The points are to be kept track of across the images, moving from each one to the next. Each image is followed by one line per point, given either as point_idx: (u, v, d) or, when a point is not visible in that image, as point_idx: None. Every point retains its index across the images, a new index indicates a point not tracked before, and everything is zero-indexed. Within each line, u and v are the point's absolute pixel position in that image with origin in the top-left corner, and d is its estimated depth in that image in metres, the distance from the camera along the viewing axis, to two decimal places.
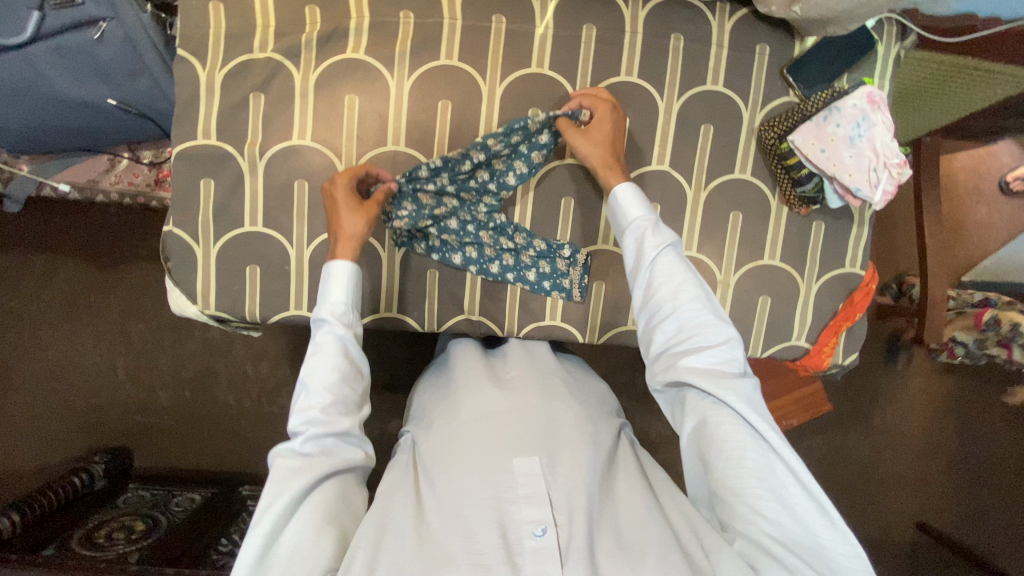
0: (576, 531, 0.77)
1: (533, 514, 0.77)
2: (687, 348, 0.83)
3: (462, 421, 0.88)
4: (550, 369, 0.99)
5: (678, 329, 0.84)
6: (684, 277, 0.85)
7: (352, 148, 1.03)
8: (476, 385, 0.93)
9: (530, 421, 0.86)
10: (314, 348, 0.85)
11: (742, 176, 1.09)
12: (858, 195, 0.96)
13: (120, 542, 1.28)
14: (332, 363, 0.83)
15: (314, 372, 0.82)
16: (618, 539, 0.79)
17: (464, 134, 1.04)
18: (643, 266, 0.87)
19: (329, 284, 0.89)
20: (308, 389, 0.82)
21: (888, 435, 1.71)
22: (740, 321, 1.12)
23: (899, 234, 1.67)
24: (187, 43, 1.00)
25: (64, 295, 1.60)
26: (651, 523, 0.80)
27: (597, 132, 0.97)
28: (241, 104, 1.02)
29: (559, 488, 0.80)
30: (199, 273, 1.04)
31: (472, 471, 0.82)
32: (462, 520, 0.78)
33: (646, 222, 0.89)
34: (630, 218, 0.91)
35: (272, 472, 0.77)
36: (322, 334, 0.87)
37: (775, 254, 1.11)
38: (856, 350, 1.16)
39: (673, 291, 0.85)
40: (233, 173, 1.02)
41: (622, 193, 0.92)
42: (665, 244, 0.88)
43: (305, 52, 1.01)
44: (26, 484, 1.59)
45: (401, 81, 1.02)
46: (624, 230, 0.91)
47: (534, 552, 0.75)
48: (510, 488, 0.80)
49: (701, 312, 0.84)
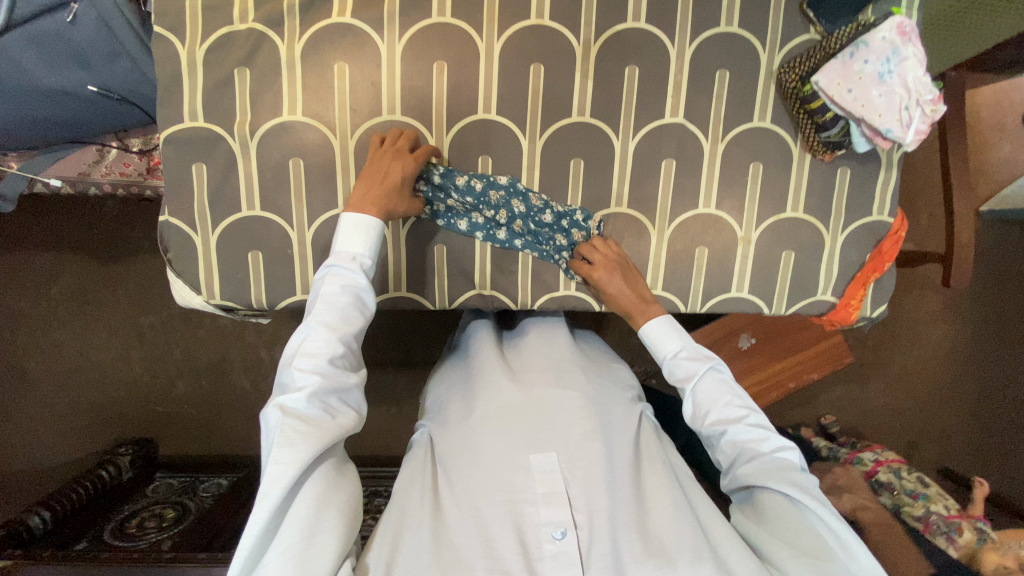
0: (598, 536, 0.75)
1: (552, 516, 0.75)
2: (749, 461, 0.82)
3: (475, 422, 0.84)
4: (566, 355, 0.95)
5: (735, 447, 0.83)
6: (727, 397, 0.87)
7: (346, 120, 0.97)
8: (492, 377, 0.89)
9: (547, 420, 0.82)
10: (329, 292, 0.80)
11: (761, 124, 1.02)
12: (889, 136, 0.90)
13: (152, 530, 1.29)
14: (352, 319, 0.79)
15: (330, 320, 0.77)
16: (646, 539, 0.77)
17: (463, 98, 0.98)
18: (687, 393, 0.89)
19: (349, 232, 0.84)
20: (318, 336, 0.76)
21: (912, 383, 1.68)
22: (763, 279, 1.08)
23: (922, 177, 1.60)
24: (163, 18, 0.94)
25: (71, 292, 1.59)
26: (683, 523, 0.77)
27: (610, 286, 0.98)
28: (226, 80, 0.96)
29: (578, 484, 0.78)
30: (202, 262, 1.01)
31: (486, 475, 0.79)
32: (481, 529, 0.76)
33: (679, 355, 0.92)
34: (663, 353, 0.93)
35: (276, 431, 0.69)
36: (338, 279, 0.81)
37: (798, 206, 1.05)
38: (885, 302, 1.11)
39: (721, 412, 0.86)
40: (226, 156, 0.98)
41: (651, 330, 0.95)
42: (703, 369, 0.89)
43: (288, 20, 0.95)
44: (55, 478, 1.61)
45: (393, 44, 0.96)
46: (661, 363, 0.94)
47: (555, 557, 0.74)
48: (526, 488, 0.77)
49: (750, 426, 0.84)
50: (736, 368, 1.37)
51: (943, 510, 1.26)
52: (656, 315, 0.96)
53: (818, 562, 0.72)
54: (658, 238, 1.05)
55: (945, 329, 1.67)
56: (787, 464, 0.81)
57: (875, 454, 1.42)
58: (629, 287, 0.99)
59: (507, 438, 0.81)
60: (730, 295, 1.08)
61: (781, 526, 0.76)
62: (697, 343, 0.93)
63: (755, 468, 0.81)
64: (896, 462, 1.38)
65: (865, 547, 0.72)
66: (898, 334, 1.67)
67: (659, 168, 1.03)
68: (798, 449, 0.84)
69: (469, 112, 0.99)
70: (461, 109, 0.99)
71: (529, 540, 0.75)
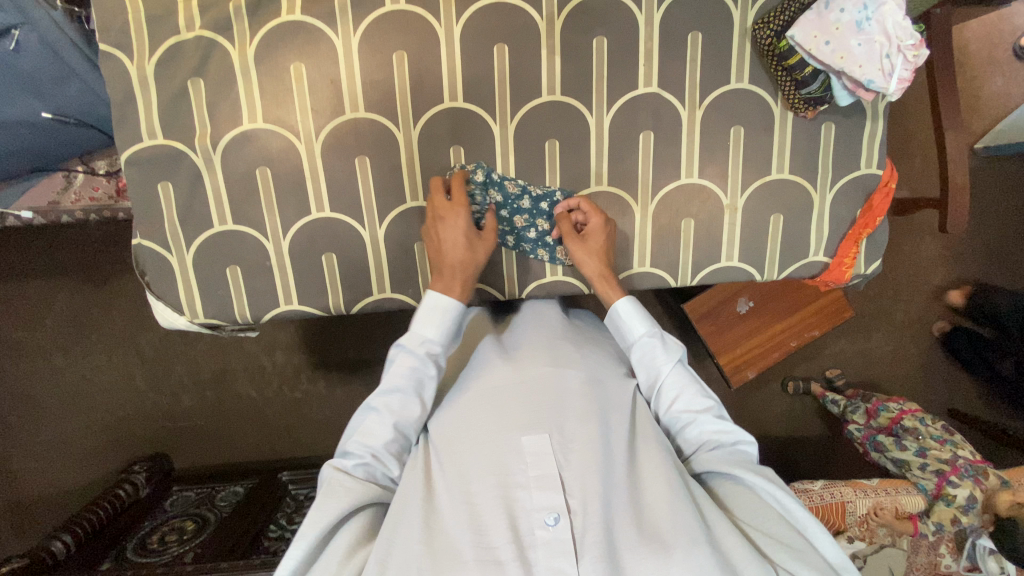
0: (592, 522, 0.71)
1: (545, 501, 0.73)
2: (708, 450, 0.86)
3: (472, 403, 0.84)
4: (561, 338, 0.94)
5: (700, 436, 0.87)
6: (695, 390, 0.89)
7: (309, 122, 0.94)
8: (489, 363, 0.89)
9: (541, 402, 0.81)
10: (395, 374, 0.84)
11: (739, 85, 0.99)
12: (871, 87, 0.87)
13: (173, 543, 1.31)
14: (407, 406, 0.84)
15: (390, 404, 0.83)
16: (641, 526, 0.73)
17: (427, 86, 0.95)
18: (656, 384, 0.89)
19: (426, 315, 0.87)
20: (378, 418, 0.83)
21: (912, 329, 1.66)
22: (753, 244, 1.06)
23: (912, 122, 1.55)
24: (106, 35, 0.90)
25: (64, 318, 1.58)
26: (680, 505, 0.74)
27: (592, 244, 0.96)
28: (180, 93, 0.92)
29: (571, 467, 0.76)
30: (181, 282, 0.99)
31: (478, 458, 0.77)
32: (472, 514, 0.73)
33: (652, 340, 0.90)
34: (634, 336, 0.91)
35: (326, 484, 0.80)
36: (406, 364, 0.84)
37: (783, 166, 1.02)
38: (879, 258, 1.09)
39: (688, 402, 0.88)
40: (190, 172, 0.95)
41: (623, 310, 0.91)
42: (675, 359, 0.89)
43: (237, 24, 0.91)
44: (75, 500, 1.64)
45: (348, 39, 0.92)
46: (628, 347, 0.92)
47: (548, 544, 0.70)
48: (520, 469, 0.75)
49: (715, 420, 0.87)
50: (736, 332, 1.38)
51: (969, 455, 1.35)
52: (623, 292, 0.93)
53: (796, 549, 0.72)
54: (642, 215, 1.03)
55: (945, 275, 1.65)
56: (744, 455, 0.85)
57: (899, 403, 1.46)
58: (595, 258, 0.95)
59: (502, 420, 0.80)
60: (719, 265, 1.06)
61: (753, 511, 0.79)
62: (668, 332, 0.92)
63: (714, 454, 0.85)
64: (920, 411, 1.42)
65: (822, 531, 0.77)
66: (898, 282, 1.65)
67: (637, 141, 1.00)
68: (755, 444, 0.88)
69: (435, 102, 0.95)
70: (426, 99, 0.95)
71: (521, 525, 0.72)
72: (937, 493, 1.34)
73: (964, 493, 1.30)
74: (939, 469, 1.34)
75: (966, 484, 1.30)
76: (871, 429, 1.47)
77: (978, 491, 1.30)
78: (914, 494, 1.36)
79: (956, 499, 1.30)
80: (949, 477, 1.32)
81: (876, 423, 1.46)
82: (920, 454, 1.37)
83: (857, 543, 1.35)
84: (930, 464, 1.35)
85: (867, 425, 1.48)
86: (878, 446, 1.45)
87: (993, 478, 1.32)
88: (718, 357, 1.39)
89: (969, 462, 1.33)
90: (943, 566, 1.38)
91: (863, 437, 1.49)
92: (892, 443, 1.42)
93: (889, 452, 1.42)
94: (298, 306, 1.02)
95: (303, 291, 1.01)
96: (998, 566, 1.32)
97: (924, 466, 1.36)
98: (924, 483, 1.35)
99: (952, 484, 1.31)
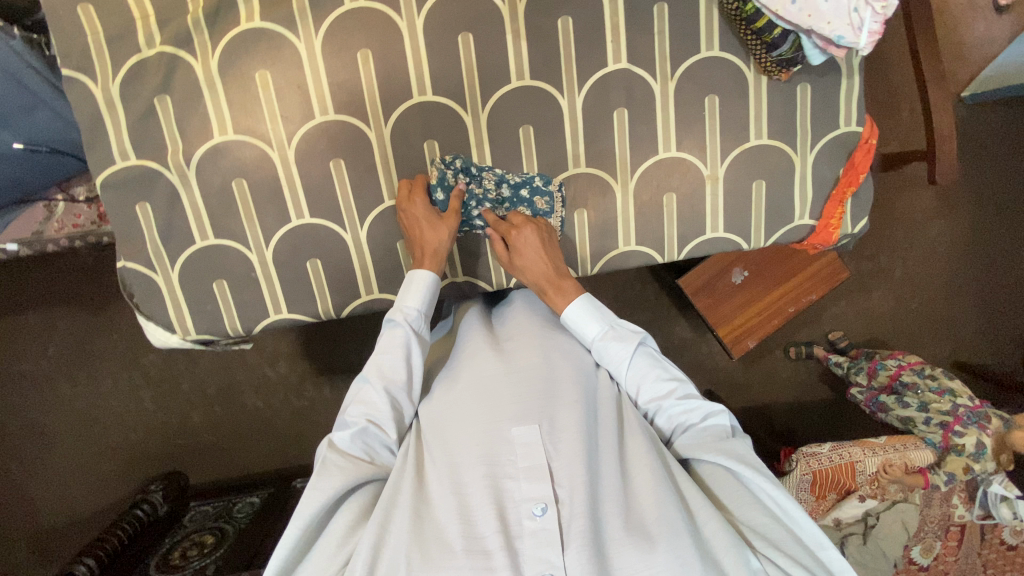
0: (579, 511, 0.71)
1: (533, 492, 0.74)
2: (681, 434, 0.87)
3: (461, 393, 0.84)
4: (549, 327, 0.94)
5: (670, 421, 0.88)
6: (655, 373, 0.88)
7: (280, 129, 0.94)
8: (477, 352, 0.89)
9: (528, 393, 0.81)
10: (384, 344, 0.87)
11: (710, 54, 0.97)
12: (841, 43, 0.85)
13: (194, 557, 1.29)
14: (397, 371, 0.85)
15: (381, 371, 0.85)
16: (629, 517, 0.74)
17: (395, 82, 0.94)
18: (620, 376, 0.89)
19: (409, 290, 0.90)
20: (370, 387, 0.84)
21: (911, 283, 1.65)
22: (737, 212, 1.05)
23: (895, 75, 1.53)
24: (68, 60, 0.89)
25: (63, 346, 1.59)
26: (666, 494, 0.74)
27: (527, 263, 0.94)
28: (148, 112, 0.92)
29: (559, 457, 0.76)
30: (169, 301, 1.00)
31: (467, 450, 0.78)
32: (461, 506, 0.74)
33: (607, 337, 0.89)
34: (588, 339, 0.90)
35: (319, 463, 0.81)
36: (393, 333, 0.87)
37: (762, 132, 1.01)
38: (866, 215, 1.08)
39: (651, 389, 0.88)
40: (167, 190, 0.95)
41: (572, 316, 0.91)
42: (633, 347, 0.89)
43: (197, 37, 0.90)
44: (94, 523, 1.66)
45: (311, 42, 0.91)
46: (587, 349, 0.91)
47: (535, 535, 0.71)
48: (509, 460, 0.76)
49: (684, 401, 0.87)
50: (731, 303, 1.38)
51: (969, 402, 1.34)
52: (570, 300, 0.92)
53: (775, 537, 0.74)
54: (623, 193, 1.02)
55: (940, 227, 1.64)
56: (721, 429, 0.85)
57: (897, 359, 1.46)
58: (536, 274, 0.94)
59: (490, 411, 0.80)
60: (706, 237, 1.06)
61: (733, 495, 0.79)
62: (622, 320, 0.91)
63: (686, 441, 0.86)
64: (918, 363, 1.42)
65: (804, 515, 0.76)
66: (892, 236, 1.64)
67: (611, 120, 0.99)
68: (729, 413, 0.88)
69: (404, 98, 0.95)
70: (395, 95, 0.94)
71: (509, 516, 0.73)
72: (946, 445, 1.34)
73: (974, 441, 1.31)
74: (943, 421, 1.35)
75: (973, 433, 1.31)
76: (873, 389, 1.46)
77: (987, 440, 1.31)
78: (924, 448, 1.36)
79: (965, 448, 1.32)
80: (956, 427, 1.33)
81: (876, 382, 1.46)
82: (924, 409, 1.37)
83: (868, 502, 1.37)
84: (933, 418, 1.36)
85: (866, 385, 1.48)
86: (881, 406, 1.43)
87: (996, 421, 1.33)
88: (716, 329, 1.39)
89: (970, 410, 1.34)
90: (956, 516, 1.39)
91: (867, 398, 1.46)
92: (894, 405, 1.41)
93: (896, 411, 1.40)
94: (289, 314, 1.03)
95: (291, 299, 1.02)
96: (1010, 512, 1.34)
97: (926, 421, 1.37)
98: (931, 436, 1.35)
99: (960, 433, 1.33)
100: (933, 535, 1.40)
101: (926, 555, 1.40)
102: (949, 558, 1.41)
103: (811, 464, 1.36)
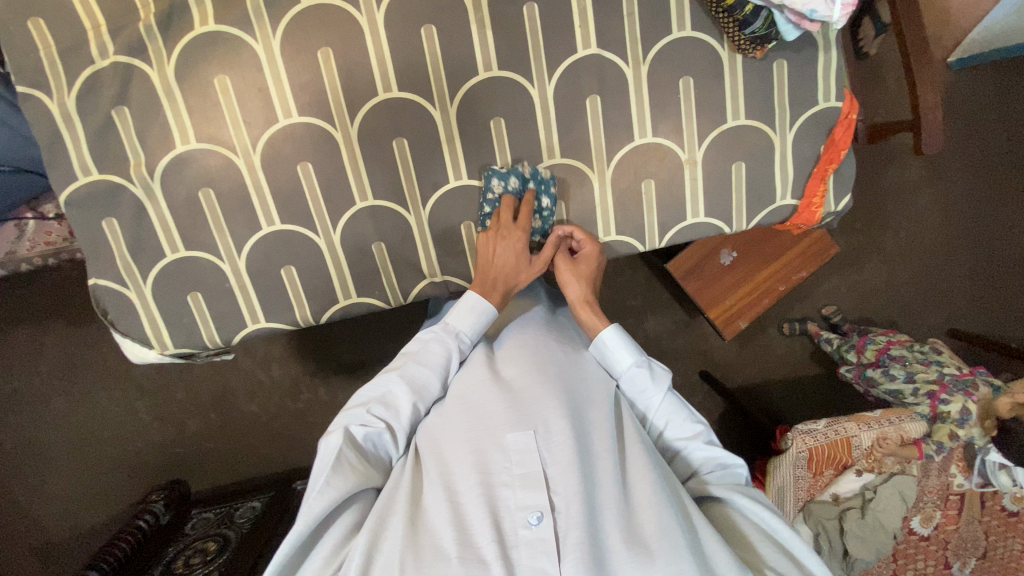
0: (575, 520, 0.70)
1: (528, 500, 0.73)
2: (701, 475, 0.86)
3: (457, 405, 0.84)
4: (544, 339, 0.93)
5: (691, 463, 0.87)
6: (685, 415, 0.88)
7: (243, 135, 0.91)
8: (473, 366, 0.89)
9: (523, 403, 0.81)
10: (428, 354, 0.88)
11: (682, 34, 0.95)
12: (815, 17, 0.82)
13: (197, 565, 1.27)
14: (432, 386, 0.87)
15: (417, 382, 0.86)
16: (627, 526, 0.73)
17: (359, 80, 0.91)
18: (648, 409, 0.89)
19: (462, 306, 0.91)
20: (403, 396, 0.85)
21: (902, 255, 1.64)
22: (718, 195, 1.03)
23: (878, 43, 1.50)
24: (21, 76, 0.87)
25: (51, 363, 1.58)
26: (664, 504, 0.73)
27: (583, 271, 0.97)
28: (107, 125, 0.89)
29: (554, 465, 0.75)
30: (144, 316, 0.98)
31: (462, 460, 0.77)
32: (455, 515, 0.73)
33: (640, 368, 0.89)
34: (622, 367, 0.90)
35: (333, 455, 0.77)
36: (437, 346, 0.89)
37: (738, 111, 0.99)
38: (849, 192, 1.05)
39: (679, 428, 0.88)
40: (132, 204, 0.92)
41: (610, 341, 0.91)
42: (665, 387, 0.88)
43: (151, 44, 0.87)
44: (96, 537, 1.67)
45: (269, 43, 0.88)
46: (618, 379, 0.91)
47: (531, 544, 0.70)
48: (503, 469, 0.75)
49: (708, 447, 0.86)
50: (721, 284, 1.37)
51: (955, 370, 1.39)
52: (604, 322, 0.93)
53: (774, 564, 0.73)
54: (600, 183, 1.00)
55: (930, 196, 1.62)
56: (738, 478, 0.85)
57: (886, 335, 1.49)
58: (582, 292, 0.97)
59: (486, 420, 0.80)
60: (687, 224, 1.04)
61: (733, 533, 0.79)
62: (655, 360, 0.91)
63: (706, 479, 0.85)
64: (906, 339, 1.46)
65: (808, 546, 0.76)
66: (882, 208, 1.62)
67: (583, 107, 0.96)
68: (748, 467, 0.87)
69: (369, 96, 0.92)
70: (360, 93, 0.92)
71: (505, 526, 0.72)
72: (933, 413, 1.38)
73: (959, 405, 1.35)
74: (929, 390, 1.38)
75: (959, 402, 1.35)
76: (861, 365, 1.48)
77: (973, 407, 1.35)
78: (917, 419, 1.37)
79: (951, 414, 1.36)
80: (943, 395, 1.36)
81: (864, 359, 1.48)
82: (910, 381, 1.40)
83: (865, 476, 1.37)
84: (920, 387, 1.39)
85: (856, 362, 1.50)
86: (868, 380, 1.46)
87: (984, 388, 1.36)
88: (708, 311, 1.38)
89: (957, 377, 1.38)
90: (954, 485, 1.39)
91: (855, 376, 1.49)
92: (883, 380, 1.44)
93: (885, 386, 1.43)
94: (268, 323, 1.01)
95: (269, 307, 1.00)
96: (1010, 479, 1.33)
97: (913, 393, 1.40)
98: (920, 407, 1.38)
99: (947, 400, 1.36)
100: (932, 505, 1.39)
101: (926, 525, 1.39)
102: (950, 527, 1.40)
103: (806, 442, 1.34)
